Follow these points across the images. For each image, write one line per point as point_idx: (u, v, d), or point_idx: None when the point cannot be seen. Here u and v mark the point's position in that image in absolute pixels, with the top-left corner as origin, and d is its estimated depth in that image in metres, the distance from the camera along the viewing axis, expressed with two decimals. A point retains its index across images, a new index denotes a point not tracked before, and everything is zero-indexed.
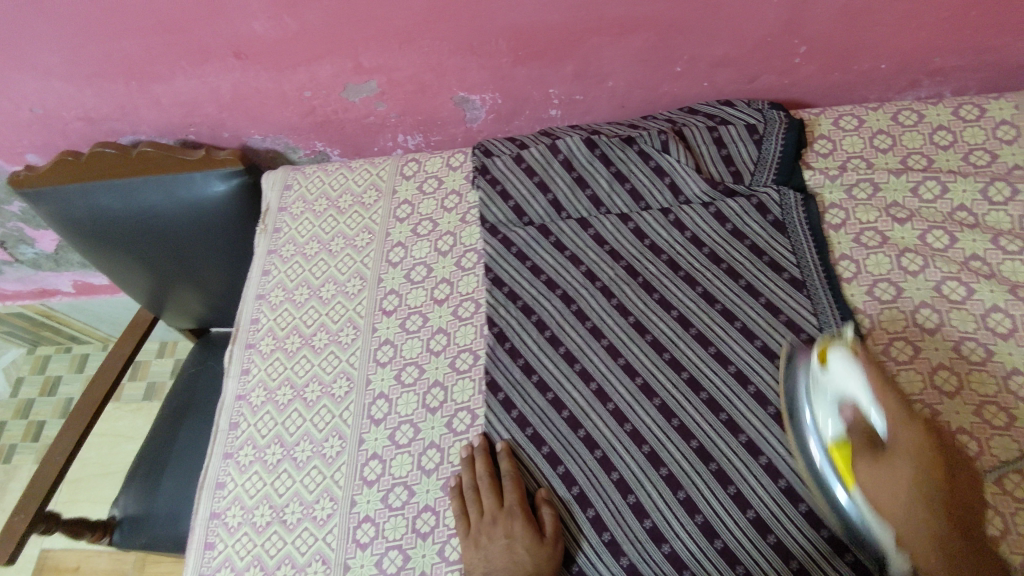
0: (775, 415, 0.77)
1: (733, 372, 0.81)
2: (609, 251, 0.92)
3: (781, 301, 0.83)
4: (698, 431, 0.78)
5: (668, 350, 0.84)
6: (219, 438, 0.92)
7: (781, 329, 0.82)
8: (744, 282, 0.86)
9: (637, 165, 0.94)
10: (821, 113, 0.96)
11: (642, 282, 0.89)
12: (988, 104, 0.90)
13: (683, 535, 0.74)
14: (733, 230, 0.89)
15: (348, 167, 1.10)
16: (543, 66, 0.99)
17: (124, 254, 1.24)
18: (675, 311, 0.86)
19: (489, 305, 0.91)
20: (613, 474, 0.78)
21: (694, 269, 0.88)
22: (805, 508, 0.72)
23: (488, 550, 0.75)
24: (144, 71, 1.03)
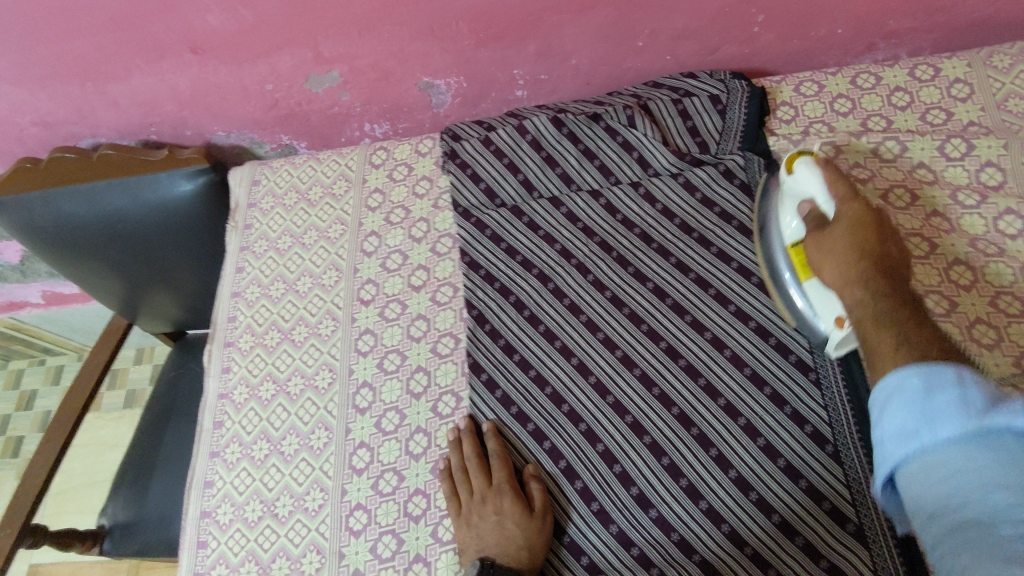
0: (751, 376, 0.80)
1: (709, 338, 0.83)
2: (582, 227, 0.93)
3: (752, 265, 0.85)
4: (678, 398, 0.80)
5: (645, 321, 0.85)
6: (204, 437, 0.92)
7: (753, 292, 0.84)
8: (715, 250, 0.87)
9: (605, 141, 0.95)
10: (782, 80, 0.97)
11: (616, 256, 0.90)
12: (942, 64, 0.92)
13: (669, 499, 0.76)
14: (702, 199, 0.90)
15: (316, 159, 1.09)
16: (506, 47, 0.99)
17: (93, 260, 1.22)
18: (650, 283, 0.87)
19: (467, 288, 0.91)
20: (599, 446, 0.80)
21: (667, 241, 0.89)
22: (784, 464, 0.75)
23: (479, 530, 0.76)
24: (98, 71, 1.01)
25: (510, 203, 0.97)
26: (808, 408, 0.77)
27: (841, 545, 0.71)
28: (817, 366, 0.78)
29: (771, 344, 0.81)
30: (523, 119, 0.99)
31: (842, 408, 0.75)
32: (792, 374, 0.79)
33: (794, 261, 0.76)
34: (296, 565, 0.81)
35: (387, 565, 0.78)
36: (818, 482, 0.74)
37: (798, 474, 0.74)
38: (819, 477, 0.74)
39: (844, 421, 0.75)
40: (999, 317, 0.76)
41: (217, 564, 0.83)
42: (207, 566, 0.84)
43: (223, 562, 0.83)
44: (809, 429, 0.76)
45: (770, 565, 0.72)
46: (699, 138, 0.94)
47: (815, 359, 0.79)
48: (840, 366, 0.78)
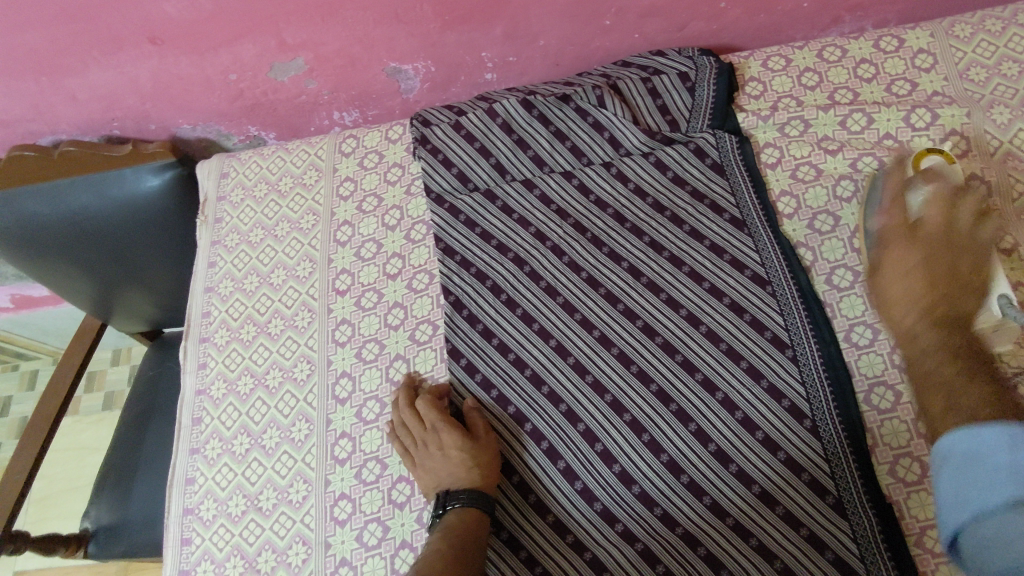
0: (727, 351, 0.80)
1: (685, 315, 0.83)
2: (556, 210, 0.92)
3: (725, 241, 0.86)
4: (656, 375, 0.81)
5: (621, 300, 0.86)
6: (183, 434, 0.91)
7: (726, 268, 0.84)
8: (688, 227, 0.88)
9: (575, 122, 0.95)
10: (750, 56, 0.98)
11: (591, 237, 0.90)
12: (905, 35, 0.93)
13: (650, 474, 0.77)
14: (674, 177, 0.91)
15: (285, 149, 1.08)
16: (472, 30, 0.98)
17: (62, 261, 1.20)
18: (625, 262, 0.88)
19: (442, 275, 0.91)
20: (580, 425, 0.81)
21: (640, 219, 0.90)
22: (762, 435, 0.76)
23: (432, 469, 0.79)
24: (53, 65, 0.98)
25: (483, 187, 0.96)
26: (783, 381, 0.78)
27: (820, 512, 0.72)
28: (792, 340, 0.79)
29: (746, 320, 0.81)
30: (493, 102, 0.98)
31: (817, 380, 0.77)
32: (767, 348, 0.79)
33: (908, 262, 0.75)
34: (282, 558, 0.81)
35: (373, 553, 0.78)
36: (795, 452, 0.75)
37: (775, 445, 0.76)
38: (797, 450, 0.75)
39: (819, 393, 0.76)
40: None
41: (202, 560, 0.83)
42: (192, 562, 0.83)
43: (208, 557, 0.83)
44: (786, 402, 0.77)
45: (751, 534, 0.74)
46: (669, 117, 0.94)
47: (790, 333, 0.79)
48: (813, 340, 0.78)
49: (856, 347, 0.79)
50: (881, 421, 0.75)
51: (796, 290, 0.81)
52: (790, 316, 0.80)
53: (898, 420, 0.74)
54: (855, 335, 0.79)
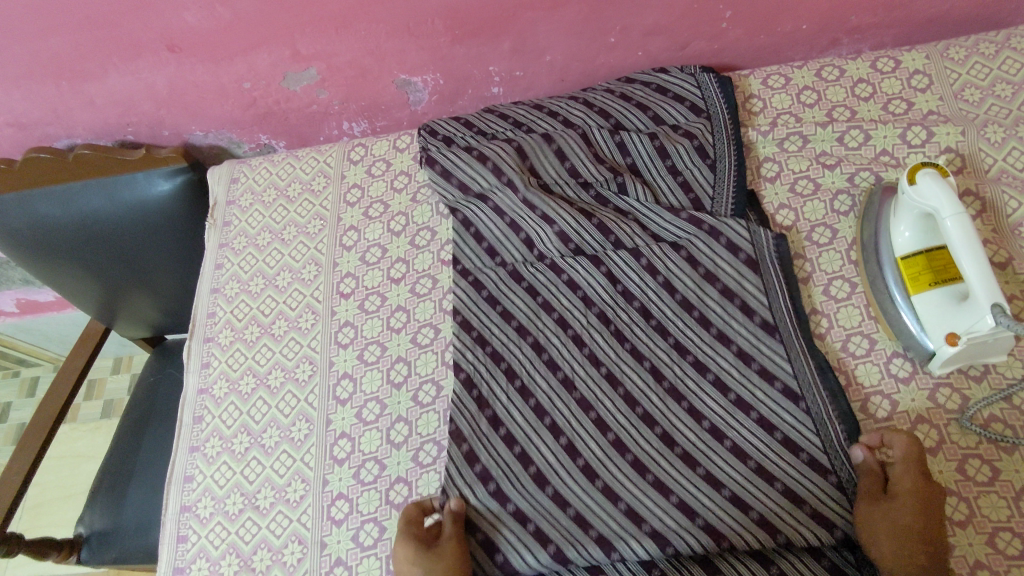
0: (735, 402, 0.77)
1: (679, 299, 0.84)
2: (580, 297, 0.87)
3: (753, 346, 0.79)
4: (648, 352, 0.82)
5: (627, 339, 0.83)
6: (184, 432, 0.91)
7: (755, 378, 0.78)
8: (716, 329, 0.81)
9: (599, 207, 0.93)
10: (750, 74, 1.00)
11: (614, 330, 0.84)
12: (902, 56, 0.96)
13: (646, 446, 0.77)
14: (706, 273, 0.84)
15: (295, 156, 1.10)
16: (481, 44, 1.01)
17: (71, 264, 1.22)
18: (647, 362, 0.82)
19: (456, 348, 0.86)
20: (575, 395, 0.81)
21: (666, 318, 0.84)
22: (756, 415, 0.76)
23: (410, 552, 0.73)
24: (74, 69, 1.01)
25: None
26: (777, 365, 0.78)
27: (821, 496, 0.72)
28: (779, 324, 0.80)
29: (776, 388, 0.77)
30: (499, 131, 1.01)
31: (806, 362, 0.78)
32: (758, 332, 0.80)
33: (903, 274, 0.77)
34: (278, 557, 0.80)
35: (369, 553, 0.78)
36: (795, 433, 0.74)
37: (773, 427, 0.75)
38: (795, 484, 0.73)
39: (807, 374, 0.77)
40: None
41: (197, 558, 0.83)
42: (187, 560, 0.83)
43: (203, 555, 0.83)
44: (779, 384, 0.77)
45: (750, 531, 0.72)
46: (671, 133, 0.94)
47: (800, 384, 0.77)
48: (796, 323, 0.80)
49: (852, 357, 0.79)
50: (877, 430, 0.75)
51: (785, 284, 0.82)
52: (773, 297, 0.82)
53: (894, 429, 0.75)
54: (852, 345, 0.80)
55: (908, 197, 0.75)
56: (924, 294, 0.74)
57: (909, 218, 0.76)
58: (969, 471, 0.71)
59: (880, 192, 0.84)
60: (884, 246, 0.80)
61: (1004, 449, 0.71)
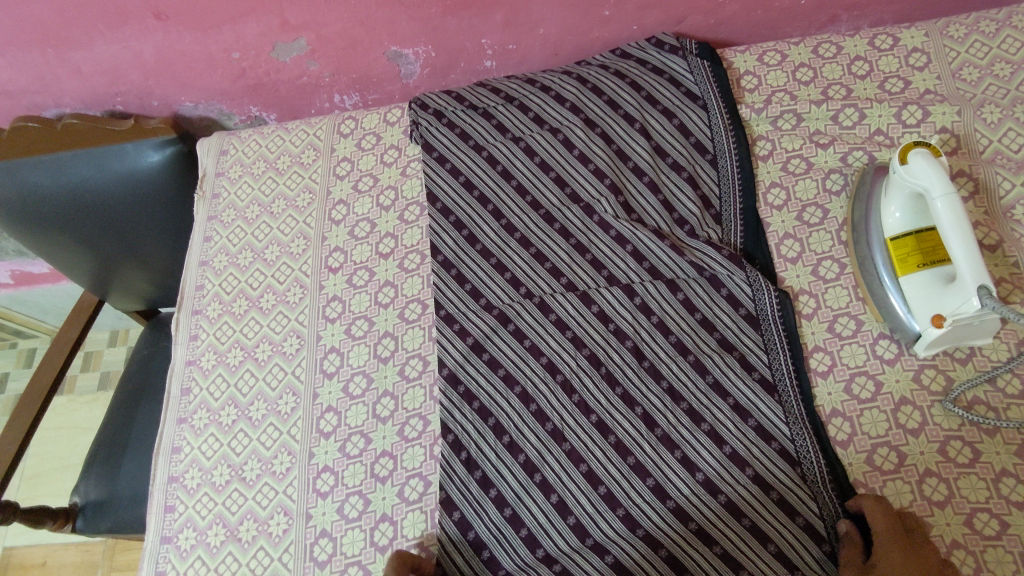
0: (731, 455, 0.75)
1: (674, 342, 0.81)
2: (571, 337, 0.84)
3: (749, 401, 0.77)
4: (641, 398, 0.79)
5: (619, 384, 0.80)
6: (172, 404, 0.92)
7: (752, 436, 0.75)
8: (712, 379, 0.79)
9: (596, 235, 0.89)
10: (746, 50, 0.98)
11: (605, 373, 0.81)
12: (900, 33, 0.94)
13: (637, 496, 0.75)
14: (702, 319, 0.82)
15: (284, 128, 1.09)
16: (473, 16, 0.99)
17: (62, 236, 1.21)
18: (639, 407, 0.79)
19: (442, 407, 0.82)
20: (565, 446, 0.78)
21: (660, 360, 0.81)
22: (752, 472, 0.74)
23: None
24: (59, 37, 1.00)
25: (467, 227, 0.93)
26: (771, 423, 0.76)
27: (813, 565, 0.70)
28: (777, 382, 0.78)
29: (773, 447, 0.75)
30: (488, 104, 1.00)
31: (799, 412, 0.76)
32: (757, 392, 0.77)
33: (891, 255, 0.76)
34: (264, 527, 0.81)
35: (354, 525, 0.79)
36: (789, 494, 0.72)
37: (768, 486, 0.73)
38: (789, 542, 0.71)
39: (804, 434, 0.75)
40: None
41: (184, 528, 0.84)
42: (174, 529, 0.84)
43: (190, 525, 0.83)
44: (775, 445, 0.75)
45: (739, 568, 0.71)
46: (666, 133, 0.93)
47: (796, 445, 0.74)
48: (795, 379, 0.77)
49: (838, 338, 0.79)
50: (860, 410, 0.75)
51: (786, 344, 0.79)
52: (774, 355, 0.79)
53: (877, 409, 0.75)
54: (839, 325, 0.80)
55: (898, 176, 0.75)
56: (912, 275, 0.74)
57: (899, 197, 0.76)
58: (950, 452, 0.71)
59: (872, 171, 0.83)
60: (874, 226, 0.79)
61: (986, 431, 0.71)
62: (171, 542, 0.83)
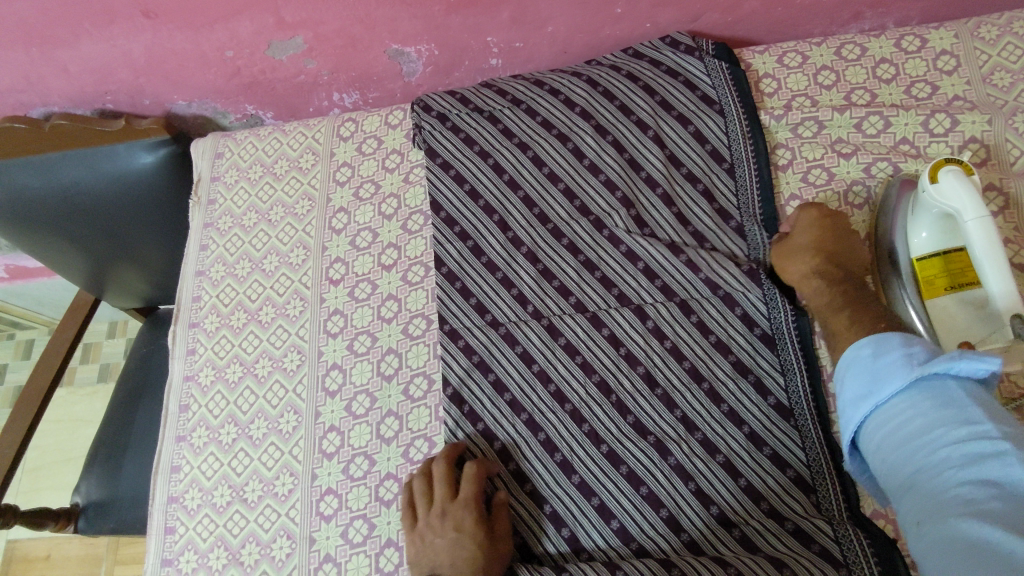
0: (746, 487, 0.73)
1: (687, 367, 0.79)
2: (581, 363, 0.81)
3: (765, 430, 0.75)
4: (653, 427, 0.77)
5: (630, 412, 0.78)
6: (170, 421, 0.90)
7: (767, 466, 0.74)
8: (726, 407, 0.77)
9: (608, 251, 0.86)
10: (765, 51, 0.94)
11: (616, 402, 0.79)
12: (929, 34, 0.89)
13: (650, 529, 0.74)
14: (717, 342, 0.79)
15: (282, 130, 1.05)
16: (478, 14, 0.94)
17: (54, 237, 1.17)
18: (651, 436, 0.77)
19: (447, 427, 0.80)
20: (575, 478, 0.77)
21: (672, 387, 0.78)
22: (766, 506, 0.72)
23: (417, 554, 0.73)
24: (44, 35, 0.95)
25: (472, 237, 0.90)
26: (787, 450, 0.74)
27: None
28: (794, 406, 0.75)
29: (789, 476, 0.73)
30: (493, 107, 0.96)
31: (815, 434, 0.74)
32: (771, 416, 0.75)
33: (917, 277, 0.73)
34: (266, 551, 0.79)
35: (358, 550, 0.77)
36: (804, 523, 0.70)
37: (782, 517, 0.72)
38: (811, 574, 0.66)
39: (821, 460, 0.73)
40: None
41: (185, 550, 0.82)
42: (175, 551, 0.82)
43: (191, 547, 0.82)
44: (790, 471, 0.73)
45: None
46: (681, 142, 0.89)
47: (812, 471, 0.73)
48: (811, 400, 0.75)
49: None
50: None
51: (805, 363, 0.76)
52: (791, 376, 0.77)
53: None
54: None
55: (925, 195, 0.71)
56: (939, 299, 0.71)
57: (926, 217, 0.72)
58: None
59: (898, 184, 0.79)
60: (900, 245, 0.75)
61: None
62: (173, 565, 0.82)
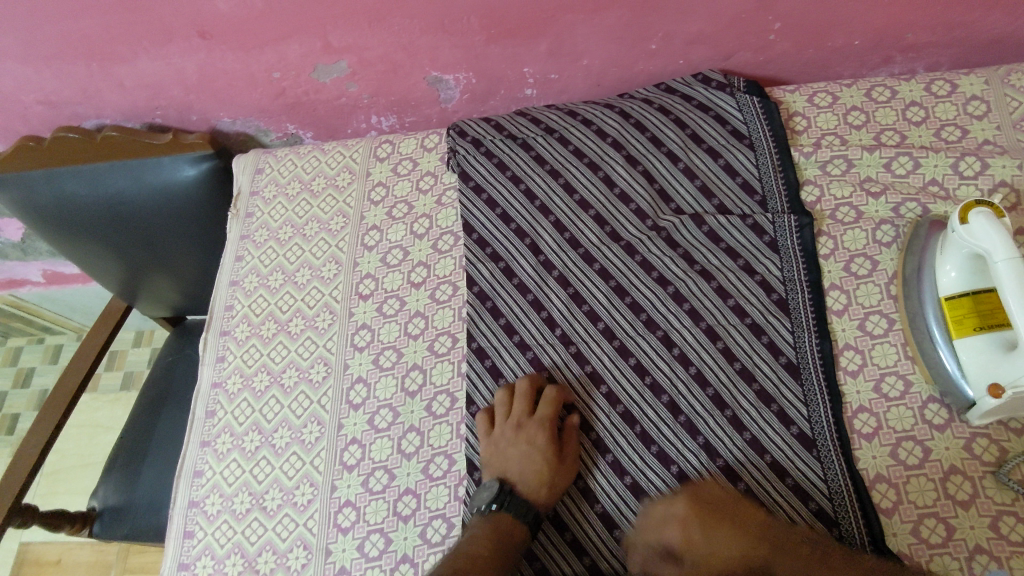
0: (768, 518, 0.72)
1: (712, 395, 0.79)
2: (606, 390, 0.82)
3: (789, 464, 0.74)
4: (676, 455, 0.77)
5: (654, 440, 0.78)
6: (196, 426, 0.91)
7: (791, 498, 0.73)
8: (750, 438, 0.76)
9: (637, 277, 0.87)
10: (796, 90, 0.95)
11: (640, 429, 0.79)
12: (959, 80, 0.90)
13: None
14: (743, 372, 0.79)
15: (321, 149, 1.08)
16: (516, 45, 0.97)
17: (96, 243, 1.21)
18: (674, 465, 0.76)
19: (469, 449, 0.81)
20: (597, 506, 0.77)
21: (696, 414, 0.78)
22: None
23: (492, 457, 0.79)
24: (105, 51, 1.00)
25: (503, 259, 0.92)
26: (810, 483, 0.73)
27: None
28: (819, 440, 0.75)
29: (812, 509, 0.72)
30: (527, 135, 0.99)
31: (837, 467, 0.73)
32: (794, 448, 0.75)
33: (946, 316, 0.73)
34: (282, 560, 0.80)
35: (373, 565, 0.77)
36: None
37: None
38: None
39: (844, 493, 0.72)
40: None
41: (203, 555, 0.83)
42: (193, 556, 0.83)
43: (208, 553, 0.83)
44: (813, 505, 0.72)
45: None
46: (712, 173, 0.91)
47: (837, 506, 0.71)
48: (836, 435, 0.74)
49: (885, 399, 0.76)
50: (906, 478, 0.72)
51: (828, 392, 0.76)
52: (815, 408, 0.76)
53: (925, 477, 0.71)
54: (885, 385, 0.76)
55: (956, 233, 0.72)
56: (968, 338, 0.70)
57: (957, 256, 0.72)
58: (1001, 528, 0.68)
59: (926, 225, 0.80)
60: (931, 283, 0.76)
61: None
62: (190, 569, 0.82)
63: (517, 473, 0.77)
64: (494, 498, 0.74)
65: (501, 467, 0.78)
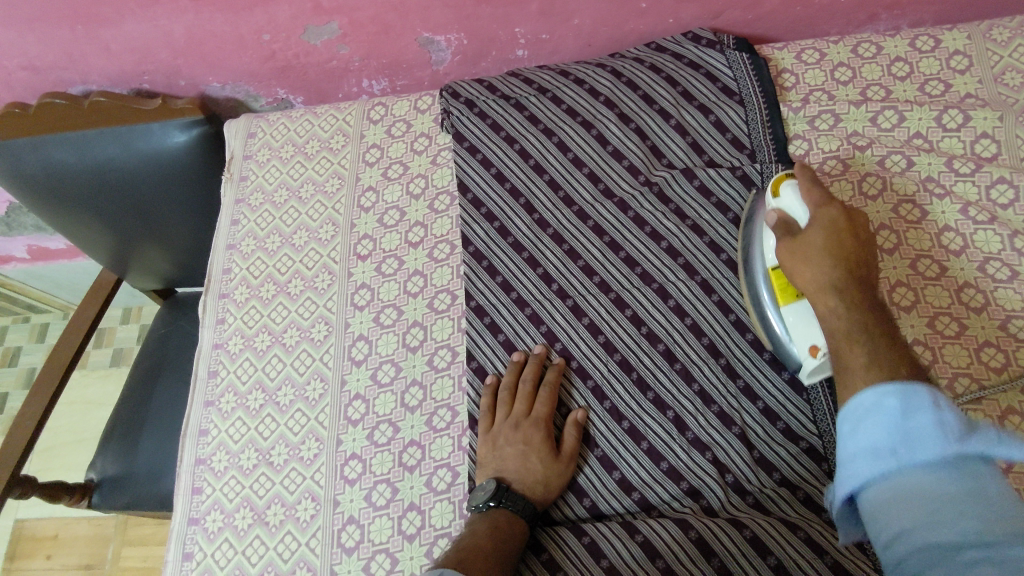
0: (760, 459, 0.76)
1: (706, 344, 0.81)
2: (603, 342, 0.84)
3: (780, 407, 0.78)
4: (672, 401, 0.80)
5: (651, 388, 0.81)
6: (199, 386, 0.92)
7: (780, 439, 0.76)
8: (742, 383, 0.79)
9: (631, 232, 0.89)
10: (784, 48, 0.97)
11: (636, 378, 0.82)
12: (942, 35, 0.92)
13: (669, 500, 0.76)
14: (736, 322, 0.82)
15: (313, 113, 1.08)
16: (508, 4, 0.98)
17: (85, 213, 1.20)
18: (670, 411, 0.79)
19: (472, 401, 0.83)
20: (597, 450, 0.79)
21: (691, 362, 0.81)
22: (779, 476, 0.75)
23: (487, 455, 0.78)
24: (91, 14, 0.99)
25: (499, 219, 0.93)
26: (798, 424, 0.77)
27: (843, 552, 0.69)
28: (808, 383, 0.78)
29: (801, 447, 0.76)
30: (520, 95, 1.00)
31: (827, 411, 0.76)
32: (785, 392, 0.78)
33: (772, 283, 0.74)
34: (291, 512, 0.82)
35: (381, 513, 0.80)
36: (812, 490, 0.74)
37: (794, 485, 0.75)
38: (818, 531, 0.70)
39: (833, 432, 0.75)
40: (987, 282, 0.78)
41: (212, 510, 0.84)
42: (202, 511, 0.84)
43: (218, 507, 0.84)
44: (802, 444, 0.76)
45: (769, 552, 0.69)
46: (702, 129, 0.93)
47: (825, 444, 0.75)
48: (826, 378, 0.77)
49: None
50: None
51: None
52: None
53: None
54: None
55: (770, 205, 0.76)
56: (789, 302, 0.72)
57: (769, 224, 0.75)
58: None
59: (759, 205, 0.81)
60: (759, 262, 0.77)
61: None
62: (200, 524, 0.84)
63: (515, 472, 0.76)
64: (491, 496, 0.74)
65: (497, 463, 0.77)
